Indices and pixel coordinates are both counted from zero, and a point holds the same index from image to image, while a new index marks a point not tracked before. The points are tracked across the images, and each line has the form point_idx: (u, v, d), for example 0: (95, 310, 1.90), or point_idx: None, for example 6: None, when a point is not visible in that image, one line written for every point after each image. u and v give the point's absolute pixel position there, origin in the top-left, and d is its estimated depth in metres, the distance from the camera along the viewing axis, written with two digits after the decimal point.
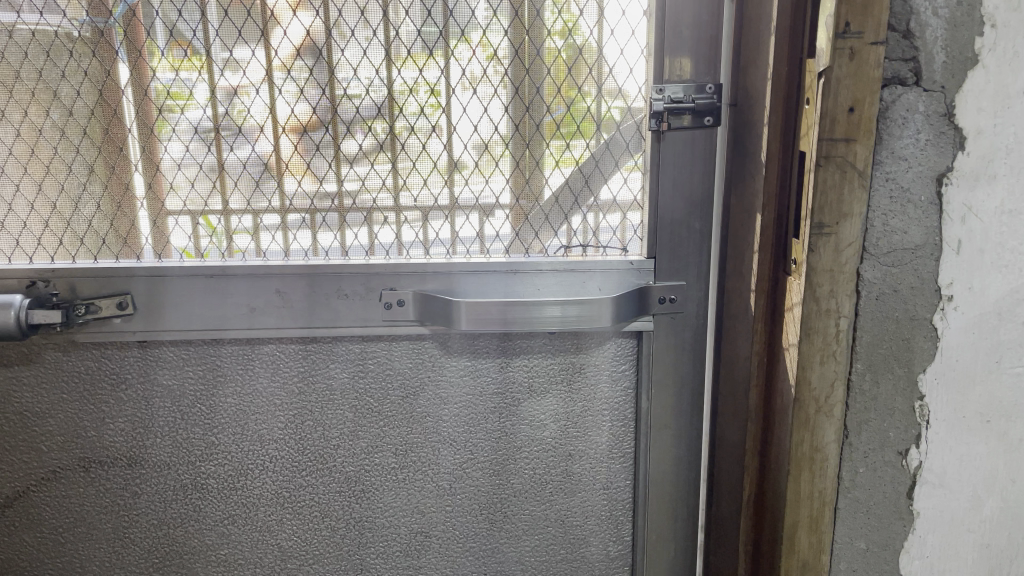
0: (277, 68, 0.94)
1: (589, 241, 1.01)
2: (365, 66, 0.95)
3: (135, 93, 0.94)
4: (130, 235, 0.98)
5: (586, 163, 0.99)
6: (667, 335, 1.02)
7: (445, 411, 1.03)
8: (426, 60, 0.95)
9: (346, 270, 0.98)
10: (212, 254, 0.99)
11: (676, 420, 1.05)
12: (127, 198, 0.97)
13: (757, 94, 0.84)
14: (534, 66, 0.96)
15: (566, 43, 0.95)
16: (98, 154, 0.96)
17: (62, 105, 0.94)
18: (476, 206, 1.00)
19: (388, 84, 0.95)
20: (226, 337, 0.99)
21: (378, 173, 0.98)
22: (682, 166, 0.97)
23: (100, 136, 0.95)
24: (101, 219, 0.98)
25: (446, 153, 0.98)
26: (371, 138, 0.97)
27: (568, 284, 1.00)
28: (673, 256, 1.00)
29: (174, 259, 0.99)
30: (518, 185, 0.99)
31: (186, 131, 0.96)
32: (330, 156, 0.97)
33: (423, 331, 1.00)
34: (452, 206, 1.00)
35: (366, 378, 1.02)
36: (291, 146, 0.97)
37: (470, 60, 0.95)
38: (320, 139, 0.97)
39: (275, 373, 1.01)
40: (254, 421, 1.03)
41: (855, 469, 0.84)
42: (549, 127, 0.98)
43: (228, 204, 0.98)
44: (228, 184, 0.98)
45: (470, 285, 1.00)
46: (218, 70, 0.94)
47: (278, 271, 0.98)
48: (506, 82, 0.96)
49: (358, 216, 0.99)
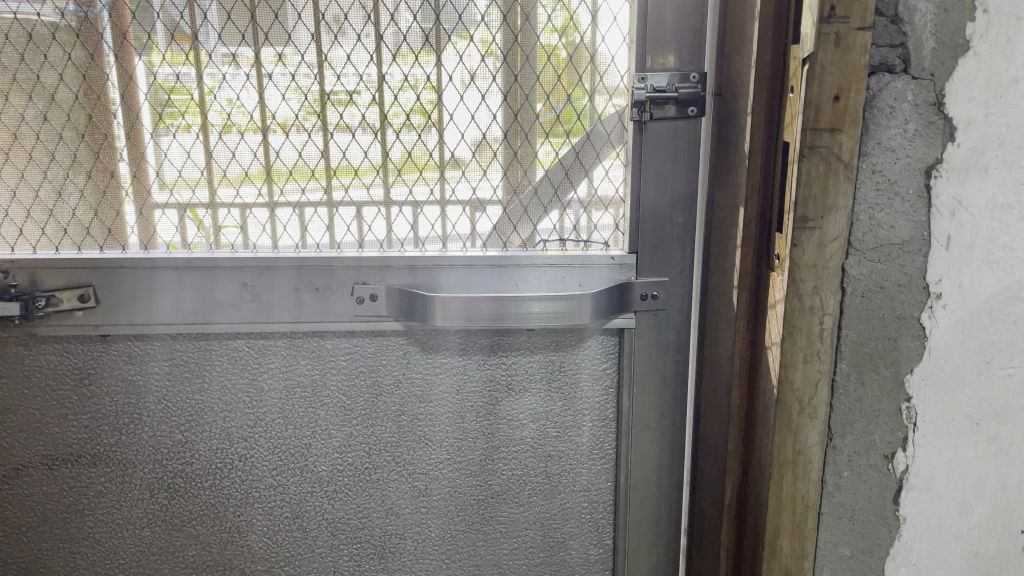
0: (277, 64, 0.91)
1: (582, 236, 0.98)
2: (366, 63, 0.92)
3: (119, 80, 0.91)
4: (109, 227, 0.95)
5: (567, 157, 0.95)
6: (649, 333, 0.98)
7: (420, 410, 1.00)
8: (422, 57, 0.92)
9: (318, 263, 0.95)
10: (199, 247, 0.96)
11: (658, 420, 1.02)
12: (97, 185, 0.94)
13: (742, 82, 0.81)
14: (528, 63, 0.92)
15: (564, 40, 0.92)
16: (77, 143, 0.93)
17: (42, 91, 0.91)
18: (468, 201, 0.97)
19: (380, 80, 0.92)
20: (192, 331, 0.96)
21: (364, 172, 0.95)
22: (664, 156, 0.93)
23: (83, 125, 0.92)
24: (67, 208, 0.95)
25: (443, 146, 0.95)
26: (360, 132, 0.94)
27: (548, 280, 0.97)
28: (656, 251, 0.96)
29: (140, 250, 0.96)
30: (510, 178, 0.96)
31: (169, 130, 0.93)
32: (321, 148, 0.94)
33: (396, 327, 0.97)
34: (444, 201, 0.96)
35: (338, 376, 0.99)
36: (286, 140, 0.94)
37: (469, 58, 0.92)
38: (317, 136, 0.94)
39: (243, 369, 0.98)
40: (223, 418, 0.99)
41: (840, 473, 0.81)
42: (540, 131, 0.94)
43: (216, 198, 0.95)
44: (224, 180, 0.95)
45: (446, 280, 0.96)
46: (216, 63, 0.91)
47: (247, 263, 0.95)
48: (501, 80, 0.93)
49: (350, 210, 0.96)
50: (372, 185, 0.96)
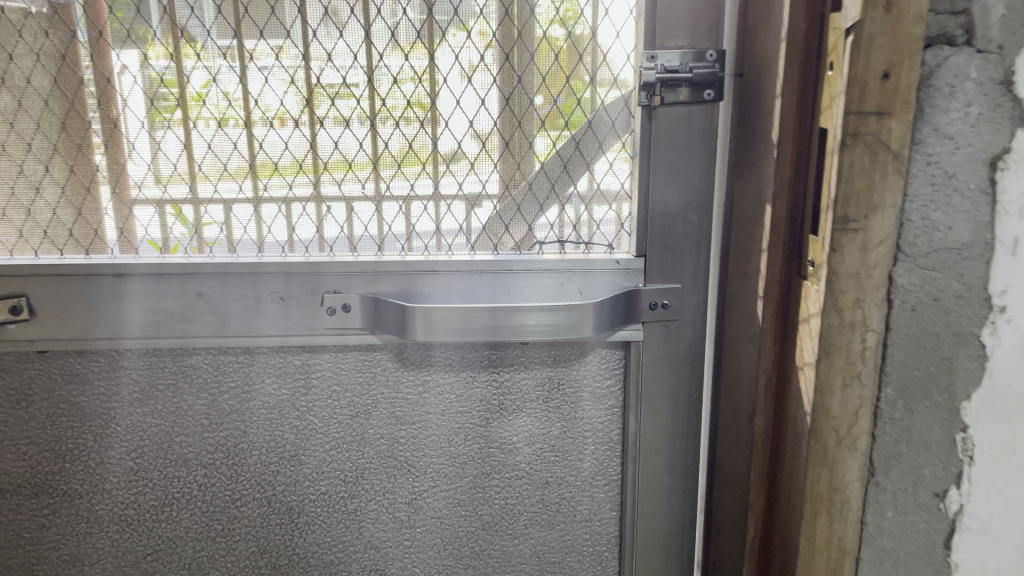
0: (270, 57, 0.80)
1: (582, 238, 0.86)
2: (363, 54, 0.81)
3: (91, 67, 0.79)
4: (76, 230, 0.84)
5: (565, 147, 0.83)
6: (658, 347, 0.87)
7: (401, 432, 0.89)
8: (420, 49, 0.81)
9: (284, 271, 0.84)
10: (181, 248, 0.85)
11: (669, 444, 0.90)
12: (75, 181, 0.83)
13: (768, 59, 0.69)
14: (514, 52, 0.81)
15: (564, 33, 0.80)
16: (55, 133, 0.81)
17: (12, 73, 0.80)
18: (459, 195, 0.85)
19: (368, 72, 0.81)
20: (140, 346, 0.85)
21: (346, 175, 0.84)
22: (677, 146, 0.81)
23: (57, 114, 0.81)
24: (43, 206, 0.84)
25: (435, 143, 0.83)
26: (356, 127, 0.83)
27: (544, 288, 0.85)
28: (667, 256, 0.84)
29: (91, 255, 0.85)
30: (507, 172, 0.85)
31: (161, 126, 0.82)
32: (305, 146, 0.83)
33: (373, 341, 0.86)
34: (436, 195, 0.85)
35: (309, 396, 0.88)
36: (276, 135, 0.83)
37: (466, 49, 0.81)
38: (316, 132, 0.82)
39: (201, 389, 0.87)
40: (179, 443, 0.89)
41: (882, 514, 0.70)
42: (538, 126, 0.83)
43: (199, 193, 0.84)
44: (199, 177, 0.84)
45: (429, 287, 0.85)
46: (215, 55, 0.80)
47: (202, 270, 0.83)
48: (506, 72, 0.82)
49: (326, 212, 0.85)
50: (343, 180, 0.84)
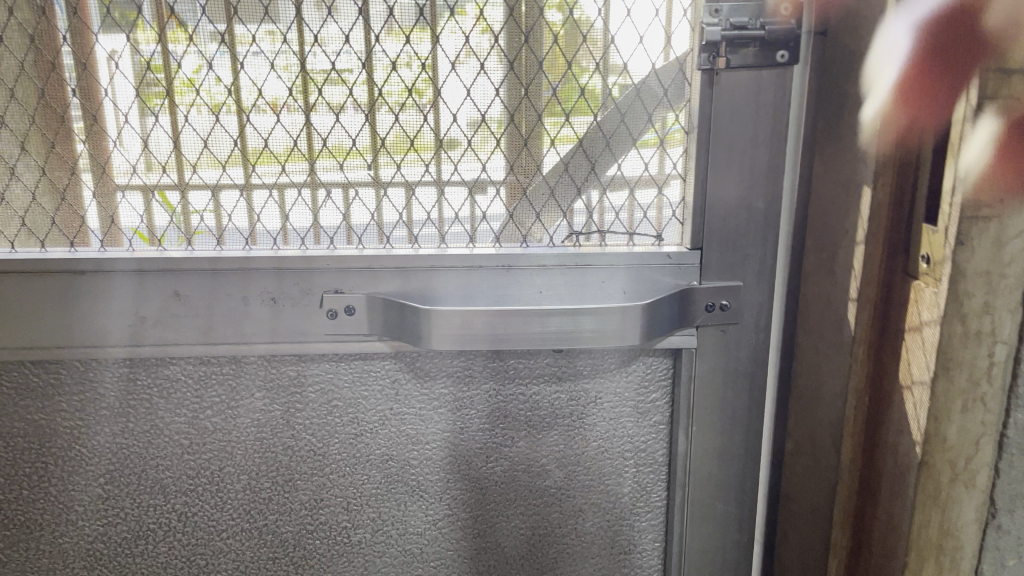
0: (266, 41, 0.68)
1: (594, 226, 0.73)
2: (377, 32, 0.68)
3: (71, 23, 0.66)
4: (28, 219, 0.71)
5: (608, 120, 0.70)
6: (713, 355, 0.74)
7: (413, 453, 0.77)
8: (441, 26, 0.68)
9: (274, 268, 0.70)
10: (170, 239, 0.72)
11: (723, 467, 0.78)
12: (55, 160, 0.70)
13: (869, 9, 0.56)
14: (533, 31, 0.68)
15: (562, 17, 0.68)
16: (32, 103, 0.68)
17: None
18: (463, 183, 0.72)
19: (365, 58, 0.68)
20: (108, 355, 0.72)
21: (354, 163, 0.71)
22: (743, 119, 0.68)
23: (6, 83, 0.68)
24: (20, 190, 0.71)
25: (452, 125, 0.71)
26: (356, 110, 0.70)
27: (581, 286, 0.72)
28: (726, 249, 0.71)
29: (62, 248, 0.71)
30: (523, 170, 0.72)
31: (154, 103, 0.68)
32: (297, 134, 0.70)
33: (380, 349, 0.73)
34: (444, 182, 0.72)
35: (305, 412, 0.75)
36: (274, 120, 0.70)
37: (471, 32, 0.68)
38: (312, 114, 0.69)
39: (178, 405, 0.74)
40: (154, 467, 0.76)
41: (1002, 561, 0.58)
42: (549, 105, 0.70)
43: (185, 179, 0.71)
44: (186, 163, 0.70)
45: (447, 286, 0.72)
46: (210, 41, 0.67)
47: (177, 267, 0.70)
48: (530, 52, 0.69)
49: (326, 204, 0.72)
50: (350, 165, 0.71)
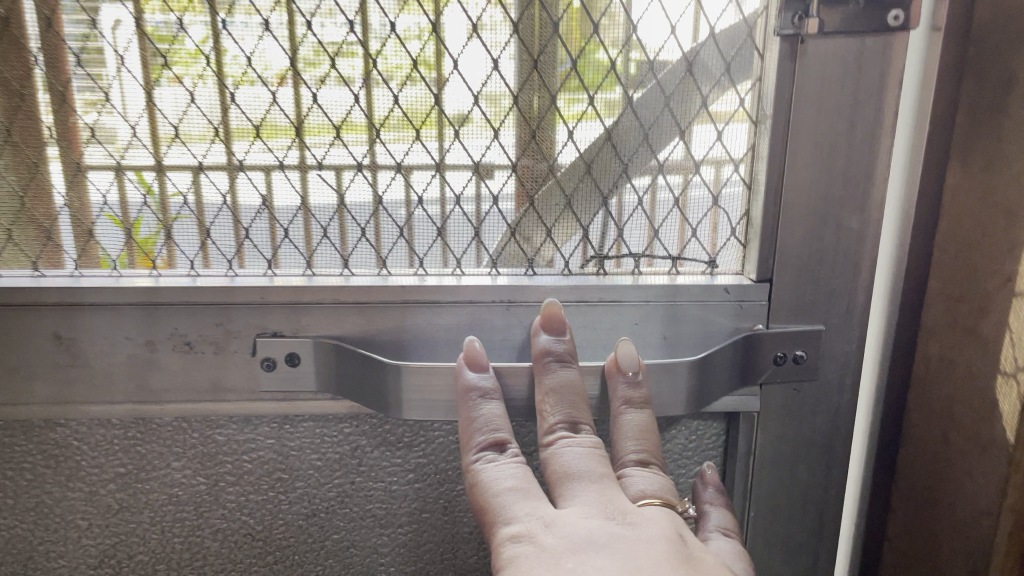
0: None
1: (609, 249, 0.54)
2: None
3: None
4: None
5: (646, 102, 0.51)
6: (780, 419, 0.55)
7: (383, 539, 0.59)
8: None
9: (189, 302, 0.51)
10: (146, 224, 0.52)
11: (786, 562, 0.59)
12: None
13: None
14: None
15: None
16: None
17: None
18: (446, 185, 0.52)
19: (320, 20, 0.49)
20: (71, 413, 0.53)
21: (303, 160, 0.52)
22: (835, 103, 0.49)
23: None
24: None
25: (446, 111, 0.51)
26: (303, 87, 0.50)
27: (605, 330, 0.54)
28: (803, 281, 0.53)
29: None
30: (530, 170, 0.52)
31: (17, 72, 0.49)
32: (223, 123, 0.50)
33: (335, 408, 0.54)
34: (444, 191, 0.53)
35: (238, 487, 0.57)
36: (190, 103, 0.50)
37: None
38: (245, 94, 0.50)
39: (72, 478, 0.56)
40: (43, 554, 0.58)
41: None
42: (562, 79, 0.51)
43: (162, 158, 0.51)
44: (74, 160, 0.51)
45: (425, 329, 0.53)
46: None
47: (54, 301, 0.51)
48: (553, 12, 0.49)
49: (263, 217, 0.53)
50: (286, 162, 0.52)
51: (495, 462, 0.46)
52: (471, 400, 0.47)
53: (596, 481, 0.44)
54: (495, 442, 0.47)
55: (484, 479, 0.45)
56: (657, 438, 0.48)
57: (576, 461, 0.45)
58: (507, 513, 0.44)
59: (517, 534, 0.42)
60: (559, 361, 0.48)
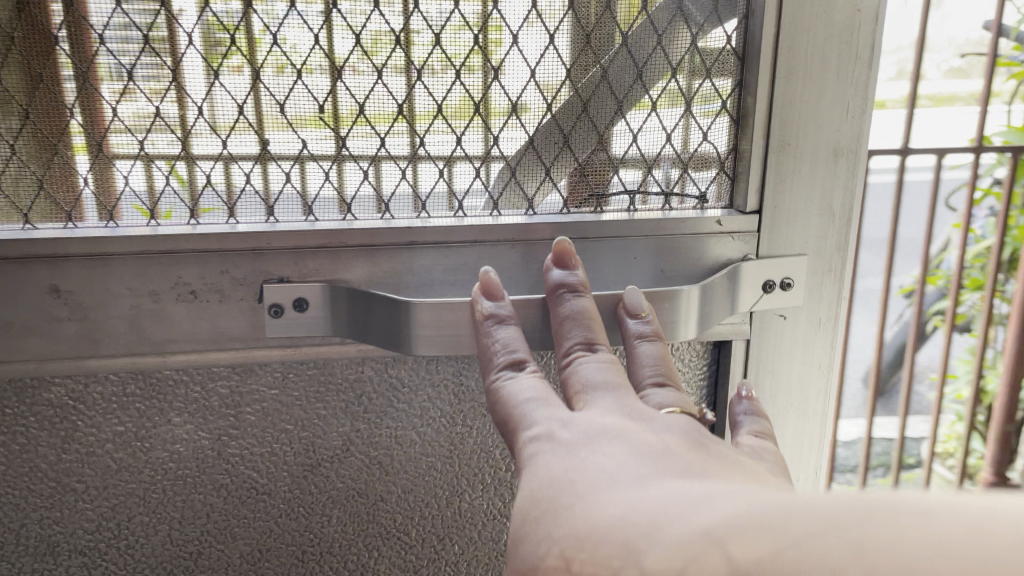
0: None
1: (607, 186, 0.56)
2: None
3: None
4: None
5: (638, 44, 0.53)
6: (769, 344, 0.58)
7: (388, 486, 0.59)
8: None
9: (193, 251, 0.50)
10: (177, 216, 0.51)
11: None
12: None
13: None
14: None
15: None
16: None
17: None
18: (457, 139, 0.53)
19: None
20: (66, 372, 0.52)
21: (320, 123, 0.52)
22: (814, 38, 0.52)
23: None
24: None
25: (459, 75, 0.52)
26: (320, 57, 0.50)
27: (604, 265, 0.55)
28: (786, 207, 0.56)
29: None
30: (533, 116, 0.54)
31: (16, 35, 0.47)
32: (235, 90, 0.50)
33: (341, 352, 0.55)
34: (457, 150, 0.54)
35: (242, 441, 0.56)
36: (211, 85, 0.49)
37: None
38: (262, 68, 0.50)
39: (69, 440, 0.55)
40: (38, 522, 0.56)
41: None
42: (579, 47, 0.53)
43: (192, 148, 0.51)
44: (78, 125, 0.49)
45: (431, 270, 0.54)
46: None
47: (50, 252, 0.49)
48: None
49: (272, 172, 0.52)
50: (309, 135, 0.51)
51: (513, 378, 0.47)
52: (487, 327, 0.50)
53: (613, 389, 0.45)
54: (512, 362, 0.48)
55: (505, 393, 0.47)
56: (672, 366, 0.50)
57: (595, 372, 0.46)
58: (529, 420, 0.44)
59: (536, 434, 0.42)
60: (570, 292, 0.50)
